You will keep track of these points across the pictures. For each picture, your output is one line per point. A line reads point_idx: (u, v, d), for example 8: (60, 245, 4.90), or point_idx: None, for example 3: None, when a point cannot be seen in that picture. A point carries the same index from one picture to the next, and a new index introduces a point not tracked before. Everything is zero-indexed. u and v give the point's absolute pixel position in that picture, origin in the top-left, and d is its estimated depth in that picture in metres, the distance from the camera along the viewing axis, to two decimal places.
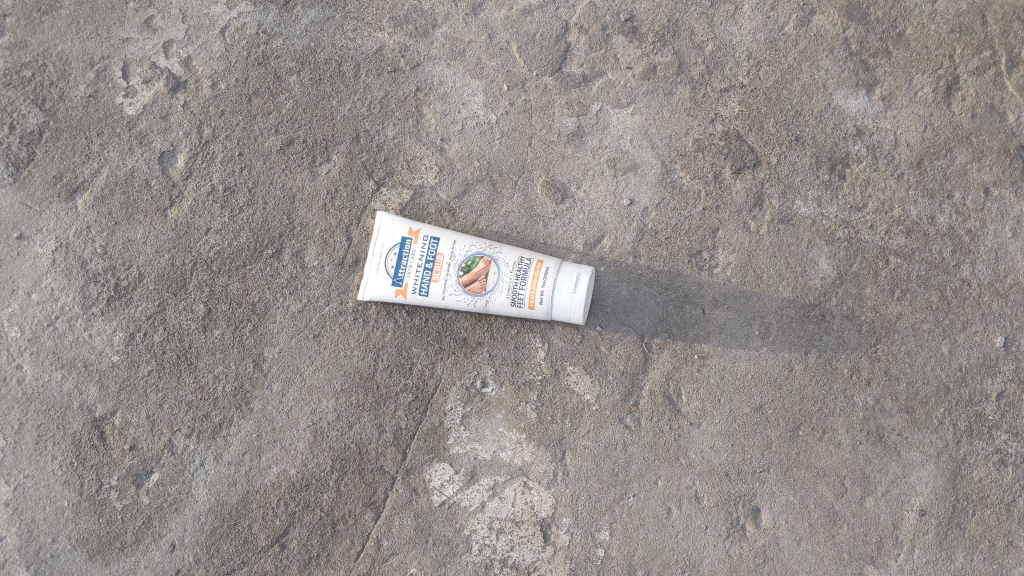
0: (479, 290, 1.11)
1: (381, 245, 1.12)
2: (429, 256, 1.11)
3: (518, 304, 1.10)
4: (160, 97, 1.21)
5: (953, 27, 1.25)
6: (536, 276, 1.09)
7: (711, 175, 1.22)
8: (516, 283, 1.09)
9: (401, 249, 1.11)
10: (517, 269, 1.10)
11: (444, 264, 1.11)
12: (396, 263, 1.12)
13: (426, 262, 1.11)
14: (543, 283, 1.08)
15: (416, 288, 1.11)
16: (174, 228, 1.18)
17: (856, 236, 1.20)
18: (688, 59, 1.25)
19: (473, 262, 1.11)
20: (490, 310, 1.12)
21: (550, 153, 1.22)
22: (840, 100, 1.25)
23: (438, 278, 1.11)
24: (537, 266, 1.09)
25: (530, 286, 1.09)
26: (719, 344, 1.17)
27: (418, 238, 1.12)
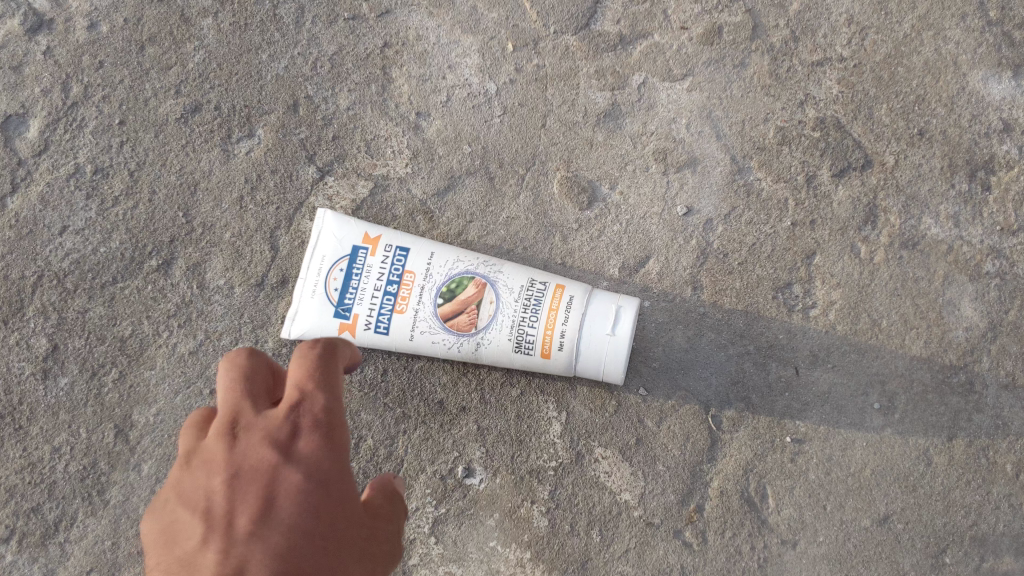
0: (467, 326, 0.72)
1: (321, 258, 0.74)
2: (392, 274, 0.73)
3: (525, 349, 0.71)
4: (13, 39, 0.84)
5: None
6: (555, 304, 0.71)
7: (803, 177, 0.85)
8: (523, 317, 0.71)
9: (353, 266, 0.73)
10: (525, 297, 0.71)
11: (414, 287, 0.72)
12: (342, 286, 0.73)
13: (387, 285, 0.73)
14: (564, 316, 0.70)
15: (372, 323, 0.73)
16: (14, 224, 0.80)
17: (1011, 270, 0.83)
18: (766, 20, 0.89)
19: (457, 285, 0.72)
20: (482, 358, 0.74)
21: (572, 139, 0.86)
22: (978, 83, 0.88)
23: (405, 308, 0.72)
24: (556, 293, 0.71)
25: (545, 320, 0.71)
26: (820, 422, 0.79)
27: (376, 249, 0.74)
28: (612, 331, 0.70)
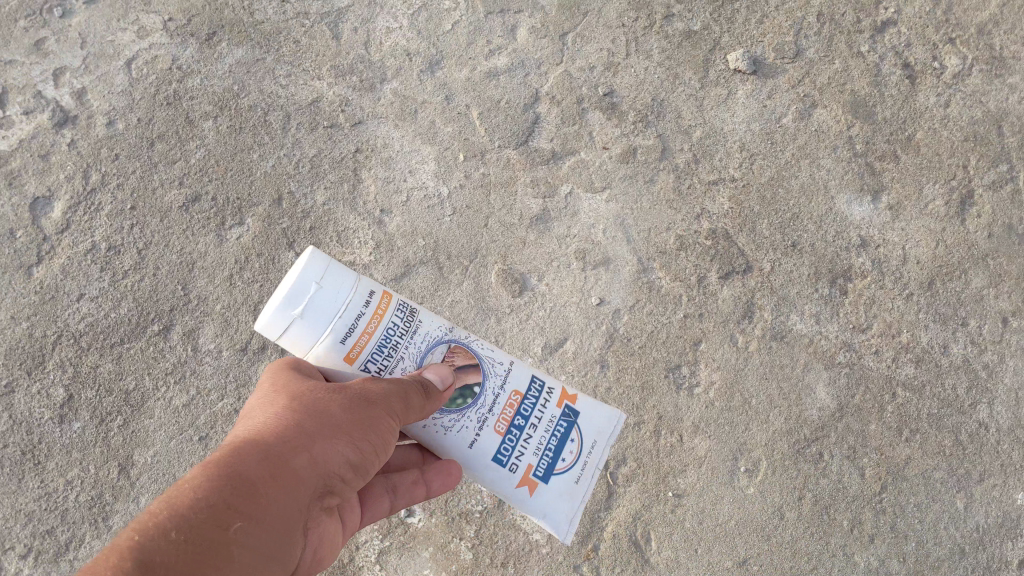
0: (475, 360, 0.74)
1: (497, 482, 0.74)
2: (518, 444, 0.73)
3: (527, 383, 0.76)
4: (42, 131, 1.02)
5: (967, 135, 1.14)
6: (355, 355, 0.68)
7: (695, 278, 1.04)
8: (371, 352, 0.69)
9: (543, 466, 0.73)
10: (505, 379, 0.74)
11: (516, 395, 0.74)
12: (584, 472, 0.75)
13: (514, 429, 0.73)
14: (343, 340, 0.67)
15: (544, 403, 0.75)
16: (38, 290, 0.96)
17: (859, 361, 1.02)
18: (673, 144, 1.09)
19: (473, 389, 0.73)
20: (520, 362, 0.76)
21: (509, 238, 1.04)
22: (843, 205, 1.09)
23: (517, 393, 0.74)
24: (346, 358, 0.68)
25: (369, 318, 0.68)
26: (698, 480, 0.97)
27: (479, 450, 0.72)
28: (305, 308, 0.65)
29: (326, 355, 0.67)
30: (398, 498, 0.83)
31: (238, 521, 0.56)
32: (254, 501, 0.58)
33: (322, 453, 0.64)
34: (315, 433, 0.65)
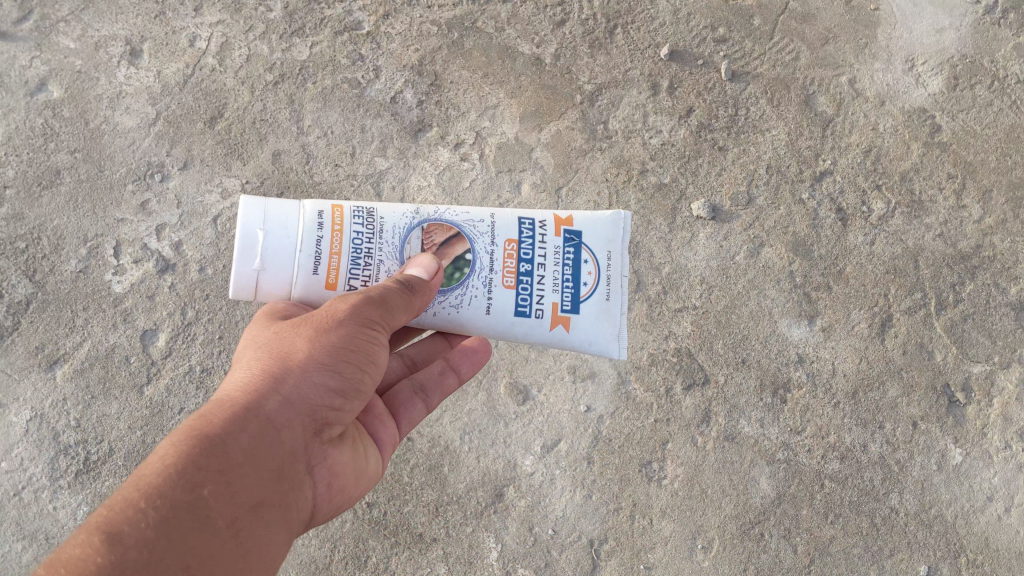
0: (453, 232, 0.95)
1: (533, 327, 0.96)
2: (536, 284, 0.95)
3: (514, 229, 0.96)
4: (148, 276, 1.30)
5: (888, 268, 1.40)
6: (337, 279, 0.90)
7: (663, 389, 1.31)
8: (348, 267, 0.90)
9: (569, 298, 0.96)
10: (493, 238, 0.95)
11: (511, 241, 0.95)
12: (607, 286, 0.99)
13: (526, 275, 0.95)
14: (315, 268, 0.88)
15: (544, 241, 0.96)
16: (149, 405, 1.25)
17: (795, 458, 1.30)
18: (646, 278, 1.37)
19: (466, 260, 0.94)
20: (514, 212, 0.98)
21: (515, 356, 1.31)
22: (784, 328, 1.36)
23: (511, 241, 0.95)
24: (328, 283, 0.90)
25: (329, 238, 0.89)
26: (664, 555, 1.25)
27: (500, 305, 0.95)
28: (260, 258, 0.87)
29: (303, 282, 0.89)
30: (431, 395, 1.09)
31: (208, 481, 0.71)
32: (225, 455, 0.74)
33: (299, 390, 0.81)
34: (289, 373, 0.81)
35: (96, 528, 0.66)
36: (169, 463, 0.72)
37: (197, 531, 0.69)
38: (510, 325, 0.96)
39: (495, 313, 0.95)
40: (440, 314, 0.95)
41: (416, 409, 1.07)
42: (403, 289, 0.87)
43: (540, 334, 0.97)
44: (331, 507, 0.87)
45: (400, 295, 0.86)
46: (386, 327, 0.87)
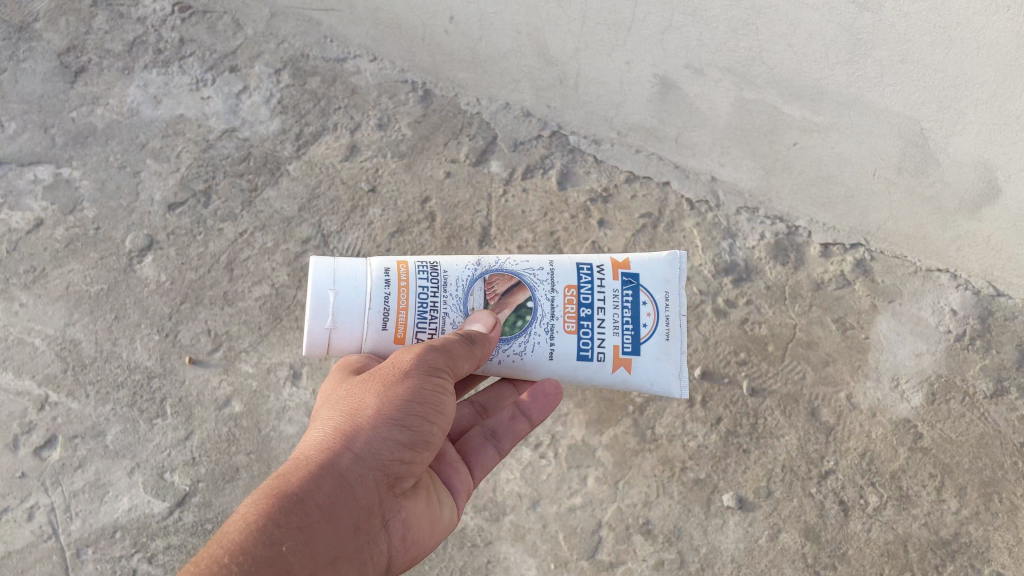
0: (512, 280, 1.44)
1: (592, 369, 1.44)
2: (594, 326, 1.42)
3: (573, 276, 1.44)
4: None
5: (882, 551, 1.78)
6: (403, 330, 1.37)
7: None
8: (414, 319, 1.38)
9: (627, 339, 1.43)
10: (551, 287, 1.43)
11: (573, 288, 1.43)
12: (660, 324, 1.45)
13: (585, 319, 1.42)
14: (383, 322, 1.36)
15: (603, 283, 1.44)
16: None
17: None
18: (688, 556, 1.79)
19: (528, 306, 1.42)
20: (581, 263, 1.46)
21: None
22: None
23: (571, 289, 1.43)
24: (395, 334, 1.37)
25: (397, 295, 1.37)
26: None
27: (560, 347, 1.42)
28: (331, 319, 1.35)
29: (369, 330, 1.36)
30: (500, 441, 1.54)
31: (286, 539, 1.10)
32: (300, 509, 1.14)
33: (370, 446, 1.23)
34: (362, 432, 1.24)
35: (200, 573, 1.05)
36: (259, 515, 1.12)
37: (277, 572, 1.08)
38: (575, 362, 1.43)
39: (560, 353, 1.42)
40: (507, 359, 1.44)
41: (488, 454, 1.53)
42: (459, 348, 1.31)
43: (604, 369, 1.44)
44: (406, 557, 1.29)
45: (454, 350, 1.30)
46: (443, 380, 1.30)
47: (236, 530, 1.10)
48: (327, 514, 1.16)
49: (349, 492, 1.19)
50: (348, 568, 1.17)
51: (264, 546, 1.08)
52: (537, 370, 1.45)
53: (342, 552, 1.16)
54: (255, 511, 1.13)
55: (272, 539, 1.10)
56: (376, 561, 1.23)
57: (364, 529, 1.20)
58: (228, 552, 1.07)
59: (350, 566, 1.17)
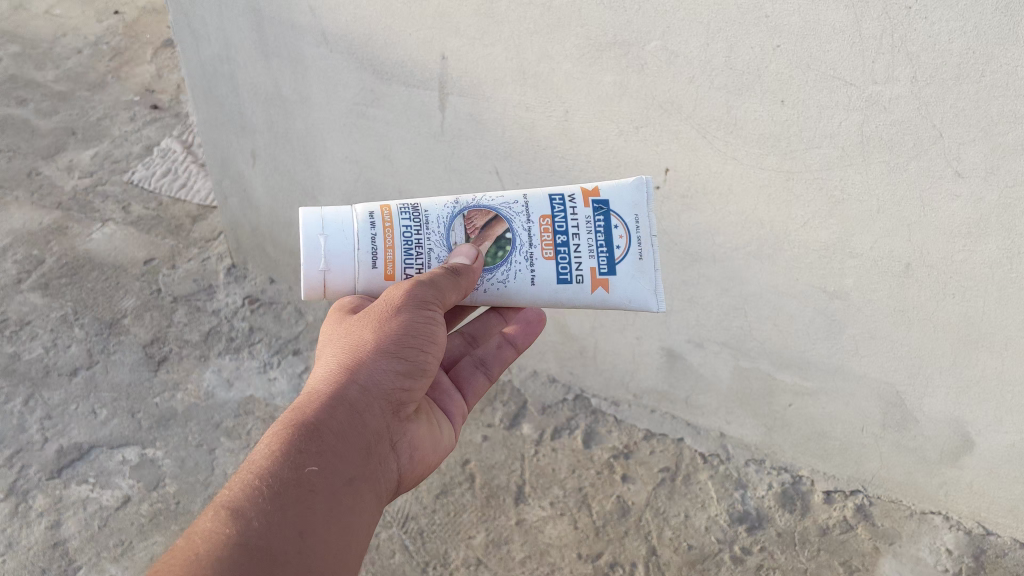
0: (488, 212, 1.48)
1: (575, 291, 1.49)
2: (571, 249, 1.48)
3: (543, 208, 1.49)
4: None
5: None
6: (392, 267, 1.43)
7: None
8: (402, 257, 1.43)
9: (604, 261, 1.49)
10: (524, 215, 1.48)
11: (547, 217, 1.48)
12: (635, 245, 1.50)
13: (562, 245, 1.48)
14: (374, 261, 1.42)
15: (574, 213, 1.49)
16: None
17: None
18: None
19: (508, 237, 1.47)
20: (552, 193, 1.50)
21: None
22: None
23: (545, 219, 1.48)
24: (385, 272, 1.43)
25: (382, 234, 1.42)
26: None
27: (542, 275, 1.48)
28: (324, 261, 1.40)
29: (364, 272, 1.42)
30: (489, 368, 1.66)
31: (305, 461, 1.16)
32: (314, 437, 1.20)
33: (371, 377, 1.29)
34: (364, 363, 1.29)
35: (219, 510, 1.10)
36: (278, 442, 1.18)
37: (298, 495, 1.13)
38: (556, 286, 1.48)
39: (541, 278, 1.48)
40: (492, 289, 1.49)
41: (479, 379, 1.65)
42: (445, 281, 1.36)
43: (584, 292, 1.49)
44: (415, 472, 1.38)
45: (441, 287, 1.35)
46: (433, 313, 1.35)
47: (260, 461, 1.16)
48: (340, 441, 1.22)
49: (359, 420, 1.25)
50: (362, 489, 1.22)
51: (286, 471, 1.14)
52: (520, 298, 1.51)
53: (356, 476, 1.22)
54: (273, 438, 1.19)
55: (294, 466, 1.15)
56: (388, 475, 1.30)
57: (375, 453, 1.27)
58: (254, 480, 1.13)
59: (368, 486, 1.24)
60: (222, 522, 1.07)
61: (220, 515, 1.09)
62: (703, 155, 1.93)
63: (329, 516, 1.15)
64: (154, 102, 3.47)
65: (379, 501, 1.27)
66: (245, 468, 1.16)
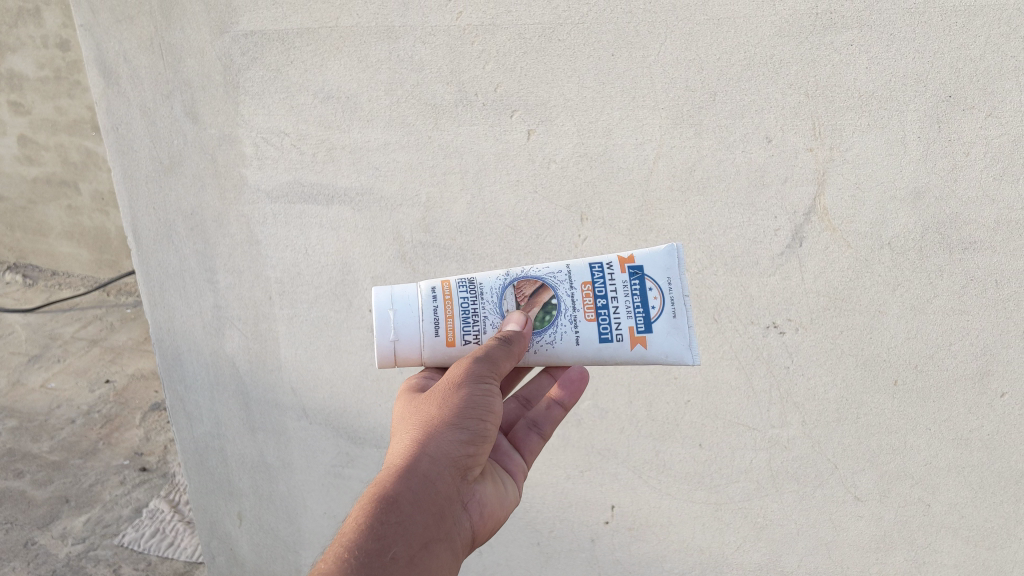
0: (534, 281, 1.53)
1: (617, 349, 1.51)
2: (611, 312, 1.50)
3: (582, 274, 1.53)
4: None
5: None
6: (452, 334, 1.49)
7: None
8: (460, 325, 1.49)
9: (641, 319, 1.51)
10: (566, 283, 1.52)
11: (588, 283, 1.52)
12: (670, 304, 1.52)
13: (602, 307, 1.50)
14: (436, 329, 1.49)
15: (612, 278, 1.52)
16: None
17: None
18: None
19: (554, 302, 1.51)
20: (592, 262, 1.54)
21: None
22: None
23: (586, 284, 1.52)
24: (447, 339, 1.49)
25: (443, 305, 1.49)
26: None
27: (584, 333, 1.50)
28: (393, 330, 1.47)
29: (429, 334, 1.48)
30: (540, 430, 1.67)
31: (383, 531, 1.21)
32: (393, 508, 1.24)
33: (439, 448, 1.30)
34: (432, 435, 1.32)
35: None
36: (361, 517, 1.23)
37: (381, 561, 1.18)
38: (598, 345, 1.51)
39: (585, 338, 1.50)
40: (541, 350, 1.52)
41: (533, 440, 1.66)
42: (499, 352, 1.38)
43: (624, 349, 1.51)
44: (486, 531, 1.42)
45: (497, 358, 1.37)
46: (491, 385, 1.37)
47: (347, 534, 1.21)
48: (416, 510, 1.25)
49: (431, 488, 1.28)
50: (437, 552, 1.26)
51: (369, 543, 1.19)
52: (566, 358, 1.53)
53: (431, 541, 1.26)
54: (359, 512, 1.24)
55: (378, 535, 1.20)
56: (459, 535, 1.34)
57: (448, 516, 1.31)
58: (342, 552, 1.18)
59: (440, 550, 1.27)
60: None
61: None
62: (641, 492, 2.16)
63: None
64: (142, 464, 3.73)
65: (454, 560, 1.31)
66: (333, 541, 1.22)
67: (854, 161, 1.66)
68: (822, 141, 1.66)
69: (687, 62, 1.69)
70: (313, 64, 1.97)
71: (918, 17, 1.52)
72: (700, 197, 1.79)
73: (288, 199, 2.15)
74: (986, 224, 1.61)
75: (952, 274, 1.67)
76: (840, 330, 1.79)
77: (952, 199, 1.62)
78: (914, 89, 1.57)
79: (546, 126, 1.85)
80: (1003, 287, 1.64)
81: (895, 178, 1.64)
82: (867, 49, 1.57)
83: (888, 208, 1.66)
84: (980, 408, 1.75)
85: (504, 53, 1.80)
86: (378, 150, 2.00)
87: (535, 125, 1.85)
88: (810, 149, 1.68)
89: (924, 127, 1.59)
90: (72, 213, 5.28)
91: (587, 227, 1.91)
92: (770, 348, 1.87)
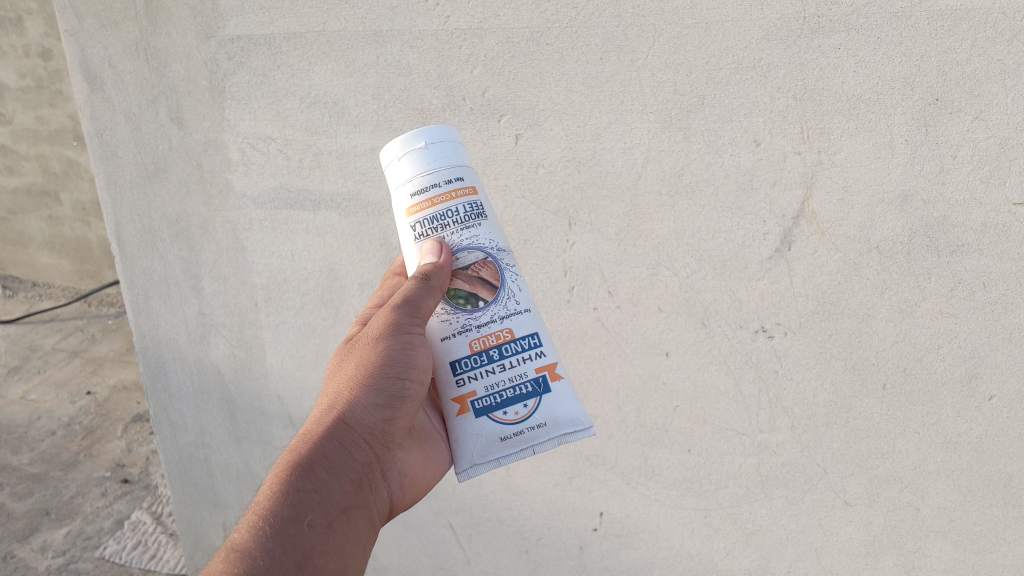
0: (499, 281, 1.29)
1: (449, 385, 1.29)
2: (482, 363, 1.27)
3: (508, 329, 1.28)
4: None
5: None
6: (415, 208, 1.28)
7: None
8: (426, 217, 1.28)
9: (485, 400, 1.27)
10: (500, 311, 1.29)
11: (511, 335, 1.28)
12: (514, 431, 1.26)
13: (486, 353, 1.27)
14: (417, 193, 1.28)
15: (526, 360, 1.28)
16: None
17: None
18: None
19: (479, 302, 1.29)
20: (541, 337, 1.30)
21: None
22: None
23: (509, 334, 1.28)
24: (411, 208, 1.29)
25: (444, 195, 1.28)
26: None
27: (453, 344, 1.29)
28: (406, 153, 1.28)
29: (406, 196, 1.29)
30: None
31: (297, 498, 1.18)
32: (308, 475, 1.21)
33: (356, 412, 1.28)
34: (350, 398, 1.29)
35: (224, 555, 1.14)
36: (275, 486, 1.20)
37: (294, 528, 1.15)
38: (445, 360, 1.29)
39: (449, 345, 1.29)
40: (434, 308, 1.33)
41: None
42: (419, 298, 1.26)
43: (449, 390, 1.29)
44: (410, 498, 1.40)
45: (418, 302, 1.27)
46: (414, 335, 1.30)
47: (261, 504, 1.19)
48: (333, 473, 1.23)
49: (348, 453, 1.26)
50: (355, 516, 1.24)
51: (284, 509, 1.16)
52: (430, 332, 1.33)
53: (348, 506, 1.23)
54: (273, 481, 1.21)
55: (292, 504, 1.17)
56: (377, 504, 1.31)
57: (365, 484, 1.28)
58: (257, 521, 1.16)
59: (358, 516, 1.25)
60: (230, 566, 1.10)
61: (230, 558, 1.11)
62: (630, 498, 2.16)
63: (331, 549, 1.17)
64: (124, 475, 3.69)
65: (372, 528, 1.28)
66: (247, 514, 1.19)
67: (842, 165, 1.66)
68: (811, 145, 1.66)
69: (676, 66, 1.69)
70: (299, 68, 1.96)
71: (905, 20, 1.53)
72: (689, 202, 1.79)
73: (274, 205, 2.13)
74: (973, 227, 1.61)
75: (940, 277, 1.67)
76: (829, 333, 1.79)
77: (941, 202, 1.62)
78: (902, 92, 1.57)
79: (534, 131, 1.84)
80: (991, 289, 1.64)
81: (884, 181, 1.64)
82: (854, 52, 1.57)
83: (876, 211, 1.67)
84: (969, 411, 1.75)
85: (492, 57, 1.80)
86: (364, 155, 1.98)
87: (523, 130, 1.85)
88: (798, 153, 1.68)
89: (912, 129, 1.59)
90: (53, 223, 5.24)
91: (575, 232, 1.91)
92: (759, 352, 1.87)
